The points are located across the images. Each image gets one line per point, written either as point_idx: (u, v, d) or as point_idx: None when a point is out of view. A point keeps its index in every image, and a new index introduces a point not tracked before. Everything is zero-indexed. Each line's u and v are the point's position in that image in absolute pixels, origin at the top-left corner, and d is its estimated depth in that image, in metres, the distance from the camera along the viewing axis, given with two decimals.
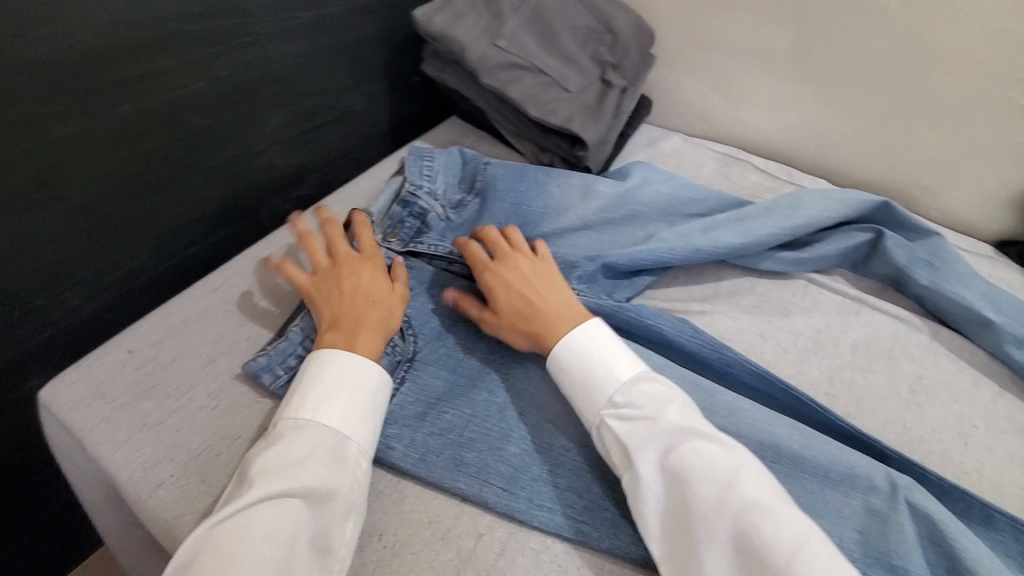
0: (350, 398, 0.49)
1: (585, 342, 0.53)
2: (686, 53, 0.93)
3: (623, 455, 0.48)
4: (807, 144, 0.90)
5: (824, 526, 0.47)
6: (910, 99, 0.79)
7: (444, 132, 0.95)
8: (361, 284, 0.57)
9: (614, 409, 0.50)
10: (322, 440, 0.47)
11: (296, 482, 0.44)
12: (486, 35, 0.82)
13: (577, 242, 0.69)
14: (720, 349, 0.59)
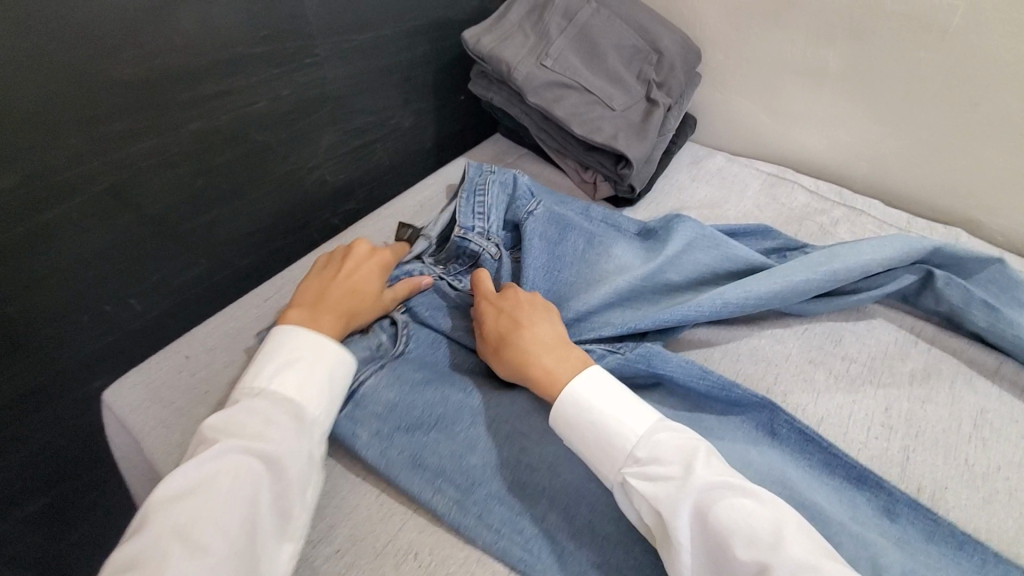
0: (310, 368, 0.50)
1: (586, 391, 0.48)
2: (732, 72, 0.92)
3: (654, 516, 0.42)
4: (860, 163, 0.87)
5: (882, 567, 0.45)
6: (972, 119, 0.76)
7: (488, 149, 0.97)
8: (350, 270, 0.59)
9: (635, 467, 0.44)
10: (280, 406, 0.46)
11: (255, 441, 0.43)
12: (533, 55, 0.83)
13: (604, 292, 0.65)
14: (731, 390, 0.56)
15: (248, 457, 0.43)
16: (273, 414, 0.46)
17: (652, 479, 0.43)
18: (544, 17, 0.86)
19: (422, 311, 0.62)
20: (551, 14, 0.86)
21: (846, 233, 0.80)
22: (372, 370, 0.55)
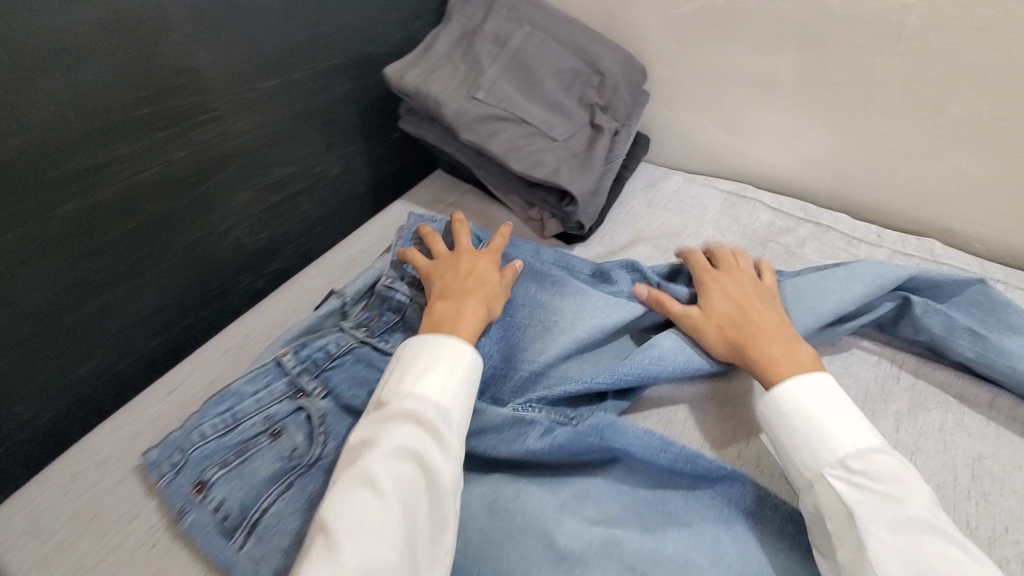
0: (435, 382, 0.49)
1: (804, 384, 0.50)
2: (680, 87, 0.86)
3: (847, 523, 0.43)
4: (822, 175, 0.82)
5: None
6: (936, 123, 0.70)
7: (430, 188, 0.90)
8: (474, 268, 0.62)
9: (843, 469, 0.45)
10: (413, 424, 0.47)
11: (399, 446, 0.45)
12: (464, 89, 0.77)
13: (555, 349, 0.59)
14: (695, 461, 0.49)
15: (406, 481, 0.44)
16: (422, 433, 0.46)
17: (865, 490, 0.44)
18: (473, 46, 0.80)
19: (348, 392, 0.56)
20: (481, 42, 0.80)
21: (813, 254, 0.75)
22: (276, 490, 0.50)
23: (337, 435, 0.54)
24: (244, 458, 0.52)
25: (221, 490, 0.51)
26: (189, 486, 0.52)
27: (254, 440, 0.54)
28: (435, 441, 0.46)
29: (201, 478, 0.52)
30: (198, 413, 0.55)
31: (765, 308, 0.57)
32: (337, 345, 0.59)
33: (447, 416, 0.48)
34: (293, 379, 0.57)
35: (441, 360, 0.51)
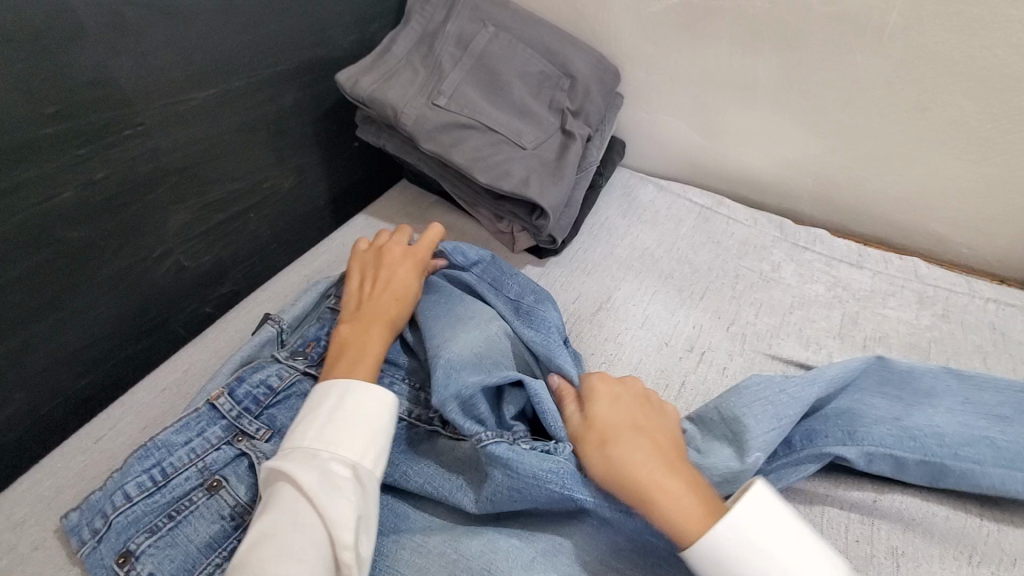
0: (325, 415, 0.46)
1: (760, 524, 0.40)
2: (654, 91, 0.82)
3: None
4: (801, 181, 0.79)
5: None
6: (920, 126, 0.67)
7: (392, 203, 0.84)
8: (392, 279, 0.59)
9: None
10: (295, 466, 0.43)
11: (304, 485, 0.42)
12: (424, 94, 0.72)
13: (467, 358, 0.52)
14: None
15: (298, 527, 0.40)
16: (311, 469, 0.43)
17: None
18: (433, 50, 0.75)
19: (295, 432, 0.50)
20: (442, 45, 0.75)
21: (791, 276, 0.71)
22: (217, 557, 0.43)
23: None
24: (178, 521, 0.45)
25: (150, 562, 0.42)
26: (111, 558, 0.43)
27: (190, 496, 0.46)
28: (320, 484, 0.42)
29: (125, 548, 0.43)
30: (130, 465, 0.47)
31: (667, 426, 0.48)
32: (274, 373, 0.53)
33: (342, 443, 0.44)
34: (232, 421, 0.50)
35: (347, 390, 0.47)
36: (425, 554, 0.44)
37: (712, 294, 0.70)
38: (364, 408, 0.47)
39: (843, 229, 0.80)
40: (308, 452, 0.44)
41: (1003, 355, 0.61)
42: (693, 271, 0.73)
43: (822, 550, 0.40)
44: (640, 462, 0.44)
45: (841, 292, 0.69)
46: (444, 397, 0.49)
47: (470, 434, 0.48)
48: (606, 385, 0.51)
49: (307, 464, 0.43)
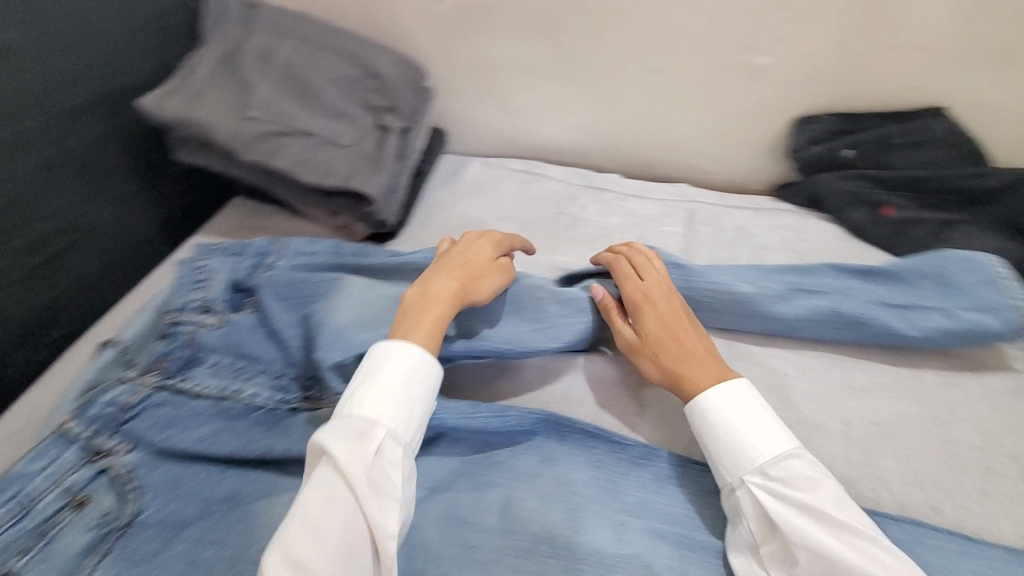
0: (397, 389, 0.49)
1: (722, 400, 0.51)
2: (458, 80, 0.92)
3: (766, 528, 0.46)
4: (594, 140, 0.93)
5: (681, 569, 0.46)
6: (663, 82, 0.83)
7: (230, 217, 0.87)
8: (471, 257, 0.61)
9: (761, 475, 0.48)
10: (349, 444, 0.46)
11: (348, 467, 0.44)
12: (235, 110, 0.75)
13: (346, 323, 0.60)
14: (503, 413, 0.54)
15: (342, 497, 0.44)
16: (354, 448, 0.46)
17: (782, 499, 0.46)
18: (237, 66, 0.78)
19: (155, 435, 0.54)
20: (245, 60, 0.78)
21: (596, 215, 0.85)
22: (93, 561, 0.46)
23: (157, 484, 0.51)
24: (49, 538, 0.47)
25: None
26: None
27: (56, 516, 0.48)
28: (366, 460, 0.45)
29: None
30: None
31: (483, 266, 0.60)
32: (124, 395, 0.55)
33: (382, 412, 0.48)
34: (88, 443, 0.52)
35: (403, 361, 0.51)
36: None
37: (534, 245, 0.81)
38: (423, 387, 0.51)
39: (635, 175, 0.96)
40: (361, 427, 0.47)
41: (746, 248, 0.79)
42: (517, 226, 0.84)
43: (772, 419, 0.50)
44: (442, 289, 0.56)
45: (634, 221, 0.84)
46: (321, 356, 0.57)
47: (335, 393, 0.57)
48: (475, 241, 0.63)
49: (354, 441, 0.46)
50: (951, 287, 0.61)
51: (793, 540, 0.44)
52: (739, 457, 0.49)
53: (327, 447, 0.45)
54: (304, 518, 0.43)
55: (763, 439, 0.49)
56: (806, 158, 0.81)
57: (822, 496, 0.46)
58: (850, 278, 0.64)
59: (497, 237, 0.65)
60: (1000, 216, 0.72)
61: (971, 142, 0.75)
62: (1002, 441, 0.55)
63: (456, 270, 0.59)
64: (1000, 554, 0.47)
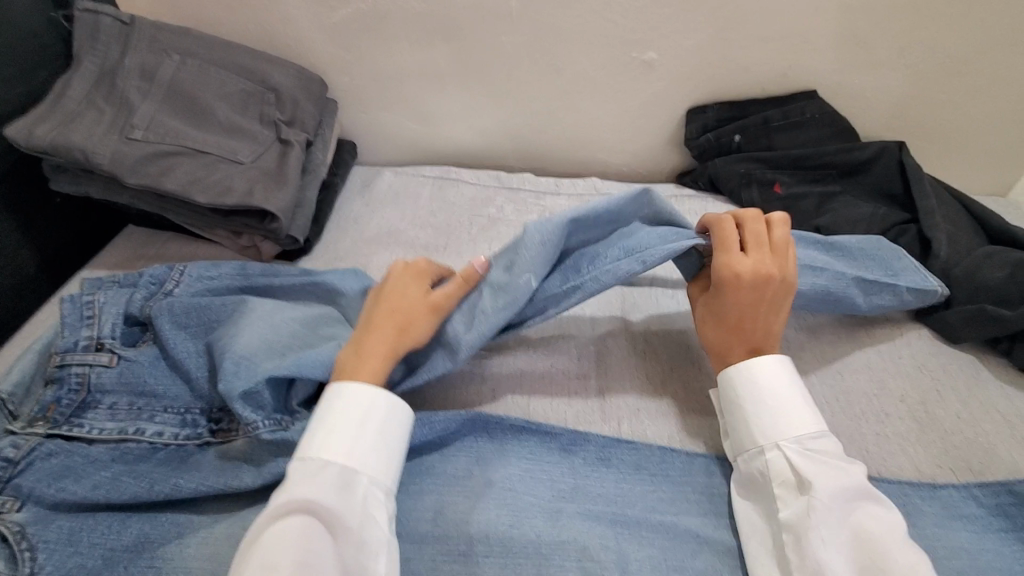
0: (357, 433, 0.48)
1: (772, 375, 0.52)
2: (363, 90, 0.91)
3: (801, 487, 0.46)
4: (505, 142, 0.94)
5: (617, 544, 0.47)
6: (564, 81, 0.85)
7: (121, 248, 0.81)
8: (398, 294, 0.57)
9: (798, 445, 0.48)
10: (329, 494, 0.45)
11: (318, 498, 0.44)
12: (115, 131, 0.70)
13: (256, 349, 0.55)
14: (430, 419, 0.53)
15: (312, 531, 0.43)
16: (341, 498, 0.45)
17: (817, 463, 0.47)
18: (116, 86, 0.73)
19: (45, 488, 0.49)
20: (125, 79, 0.73)
21: (511, 214, 0.86)
22: None
23: (51, 543, 0.46)
24: None
25: None
26: None
27: None
28: (340, 497, 0.45)
29: None
30: None
31: (414, 311, 0.56)
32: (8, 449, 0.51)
33: (358, 454, 0.48)
34: None
35: (355, 398, 0.50)
36: (214, 541, 0.46)
37: (454, 248, 0.81)
38: (388, 422, 0.50)
39: (548, 173, 0.98)
40: (340, 478, 0.46)
41: None
42: (434, 231, 0.84)
43: (807, 400, 0.51)
44: (374, 344, 0.54)
45: (548, 217, 0.86)
46: (229, 386, 0.51)
47: (250, 424, 0.51)
48: (401, 277, 0.59)
49: (341, 491, 0.45)
50: (887, 267, 0.65)
51: (818, 498, 0.45)
52: (774, 425, 0.50)
53: (293, 498, 0.44)
54: (261, 565, 0.40)
55: (797, 413, 0.50)
56: (699, 146, 0.86)
57: (847, 461, 0.48)
58: (813, 251, 0.66)
59: (424, 269, 0.61)
60: (871, 185, 0.80)
61: (839, 119, 0.82)
62: (892, 385, 0.60)
63: (385, 319, 0.55)
64: (899, 487, 0.51)
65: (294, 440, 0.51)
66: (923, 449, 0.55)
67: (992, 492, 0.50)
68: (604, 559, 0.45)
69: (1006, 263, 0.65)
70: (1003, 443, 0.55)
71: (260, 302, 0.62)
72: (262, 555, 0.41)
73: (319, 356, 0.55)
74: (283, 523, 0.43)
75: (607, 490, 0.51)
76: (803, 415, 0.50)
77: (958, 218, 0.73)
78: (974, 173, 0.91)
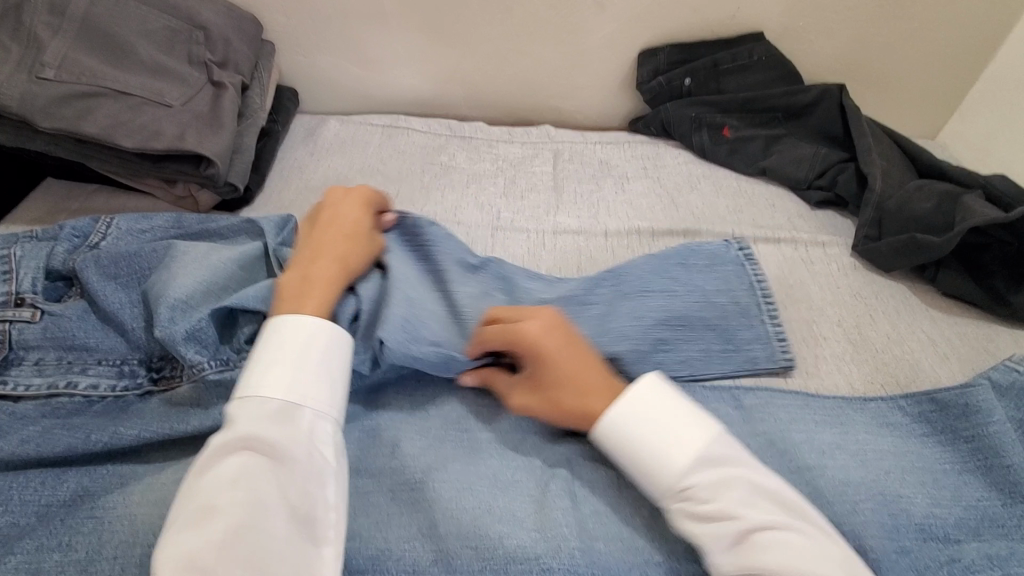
0: (293, 364, 0.44)
1: (644, 411, 0.44)
2: (302, 31, 0.85)
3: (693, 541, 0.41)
4: (456, 90, 0.92)
5: (582, 467, 0.48)
6: (513, 20, 0.83)
7: (41, 203, 0.75)
8: (347, 219, 0.56)
9: (675, 491, 0.41)
10: (270, 427, 0.41)
11: (260, 436, 0.40)
12: (24, 71, 0.64)
13: (194, 291, 0.51)
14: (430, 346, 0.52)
15: (267, 467, 0.39)
16: (280, 427, 0.41)
17: (700, 514, 0.40)
18: (20, 20, 0.66)
19: None
20: (30, 12, 0.66)
21: (463, 162, 0.84)
22: None
23: None
24: None
25: None
26: None
27: None
28: (295, 436, 0.41)
29: None
30: None
31: (357, 235, 0.55)
32: None
33: (304, 390, 0.43)
34: None
35: (298, 329, 0.45)
36: (160, 487, 0.44)
37: (404, 195, 0.79)
38: (327, 347, 0.46)
39: (499, 123, 0.96)
40: (278, 410, 0.42)
41: (609, 178, 0.83)
42: (384, 179, 0.81)
43: (694, 412, 0.44)
44: (324, 267, 0.51)
45: (501, 165, 0.84)
46: (167, 331, 0.48)
47: (193, 365, 0.48)
48: (340, 204, 0.57)
49: (281, 424, 0.41)
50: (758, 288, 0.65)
51: (714, 552, 0.39)
52: (656, 476, 0.42)
53: (228, 437, 0.40)
54: (200, 508, 0.37)
55: (662, 453, 0.42)
56: (651, 90, 0.86)
57: (740, 494, 0.40)
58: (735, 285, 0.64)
59: (365, 197, 0.59)
60: (815, 127, 0.82)
61: (784, 62, 0.84)
62: (830, 312, 0.64)
63: (332, 238, 0.53)
64: (833, 402, 0.54)
65: (239, 378, 0.48)
66: (856, 367, 0.59)
67: (916, 401, 0.54)
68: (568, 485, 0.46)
69: (934, 195, 0.68)
70: (926, 358, 0.59)
71: (192, 246, 0.57)
72: (198, 497, 0.37)
73: (251, 295, 0.51)
74: (223, 462, 0.39)
75: (570, 418, 0.52)
76: (685, 440, 0.42)
77: (892, 154, 0.76)
78: (908, 117, 0.95)
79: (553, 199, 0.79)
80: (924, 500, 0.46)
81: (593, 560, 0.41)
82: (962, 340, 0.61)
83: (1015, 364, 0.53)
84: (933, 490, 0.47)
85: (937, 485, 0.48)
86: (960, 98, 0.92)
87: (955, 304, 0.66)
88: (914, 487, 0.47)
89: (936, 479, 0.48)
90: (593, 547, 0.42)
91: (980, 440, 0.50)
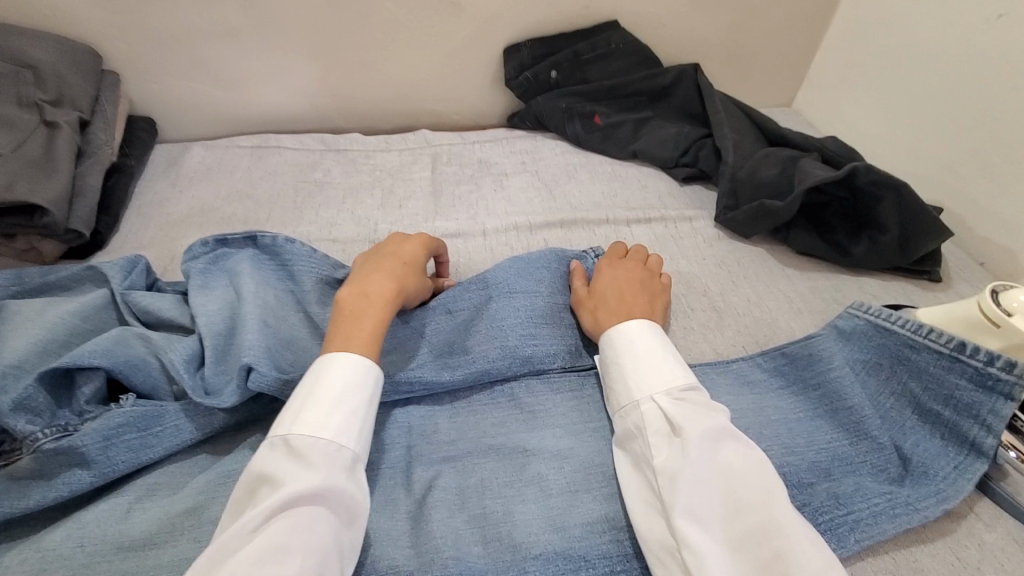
0: (358, 409, 0.44)
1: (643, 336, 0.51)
2: (148, 57, 0.81)
3: (667, 433, 0.44)
4: (326, 103, 0.89)
5: (460, 474, 0.48)
6: (373, 28, 0.81)
7: None
8: (404, 254, 0.57)
9: (670, 396, 0.46)
10: (343, 479, 0.41)
11: (332, 488, 0.40)
12: None
13: (22, 356, 0.48)
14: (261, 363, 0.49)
15: (329, 525, 0.38)
16: (347, 479, 0.41)
17: (687, 409, 0.45)
18: None
19: None
20: None
21: (339, 176, 0.82)
22: None
23: None
24: None
25: None
26: None
27: None
28: (357, 492, 0.41)
29: None
30: None
31: (412, 273, 0.56)
32: None
33: (361, 444, 0.44)
34: None
35: (347, 364, 0.45)
36: None
37: (276, 217, 0.76)
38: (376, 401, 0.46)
39: (376, 132, 0.95)
40: (347, 459, 0.42)
41: (488, 177, 0.83)
42: (255, 203, 0.78)
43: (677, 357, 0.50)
44: (383, 289, 0.51)
45: (379, 175, 0.83)
46: None
47: (25, 436, 0.44)
48: (403, 245, 0.58)
49: (348, 475, 0.41)
50: None
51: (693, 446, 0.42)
52: (647, 380, 0.47)
53: (310, 479, 0.39)
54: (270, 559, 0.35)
55: (660, 365, 0.48)
56: (520, 86, 0.87)
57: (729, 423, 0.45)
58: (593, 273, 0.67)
59: (427, 243, 0.61)
60: (676, 107, 0.87)
61: (641, 47, 0.87)
62: (697, 284, 0.67)
63: (392, 267, 0.54)
64: (698, 370, 0.58)
65: (79, 444, 0.45)
66: (722, 333, 0.62)
67: (771, 357, 0.58)
68: (447, 493, 0.46)
69: (778, 161, 0.73)
70: (782, 315, 0.64)
71: (25, 305, 0.53)
72: (276, 542, 0.36)
73: (88, 351, 0.47)
74: (295, 513, 0.38)
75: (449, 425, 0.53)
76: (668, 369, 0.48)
77: (743, 126, 0.80)
78: (764, 87, 1.01)
79: (432, 204, 0.79)
80: (779, 449, 0.50)
81: (469, 565, 0.41)
82: (814, 294, 0.66)
83: (855, 312, 0.57)
84: (788, 438, 0.51)
85: (791, 433, 0.52)
86: (805, 66, 0.99)
87: (808, 260, 0.71)
88: (770, 439, 0.51)
89: (789, 428, 0.52)
90: (470, 551, 0.42)
91: (824, 385, 0.54)
